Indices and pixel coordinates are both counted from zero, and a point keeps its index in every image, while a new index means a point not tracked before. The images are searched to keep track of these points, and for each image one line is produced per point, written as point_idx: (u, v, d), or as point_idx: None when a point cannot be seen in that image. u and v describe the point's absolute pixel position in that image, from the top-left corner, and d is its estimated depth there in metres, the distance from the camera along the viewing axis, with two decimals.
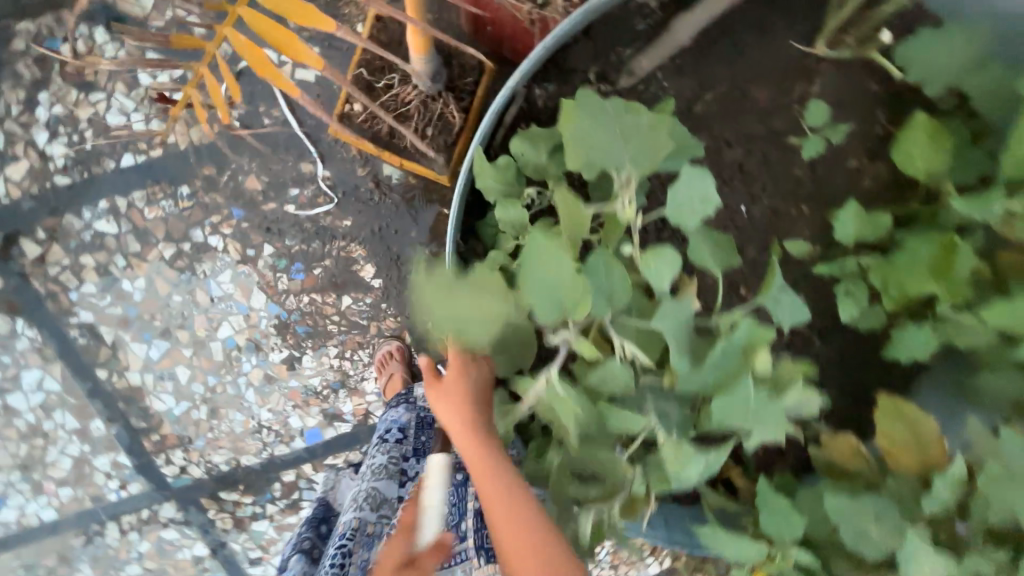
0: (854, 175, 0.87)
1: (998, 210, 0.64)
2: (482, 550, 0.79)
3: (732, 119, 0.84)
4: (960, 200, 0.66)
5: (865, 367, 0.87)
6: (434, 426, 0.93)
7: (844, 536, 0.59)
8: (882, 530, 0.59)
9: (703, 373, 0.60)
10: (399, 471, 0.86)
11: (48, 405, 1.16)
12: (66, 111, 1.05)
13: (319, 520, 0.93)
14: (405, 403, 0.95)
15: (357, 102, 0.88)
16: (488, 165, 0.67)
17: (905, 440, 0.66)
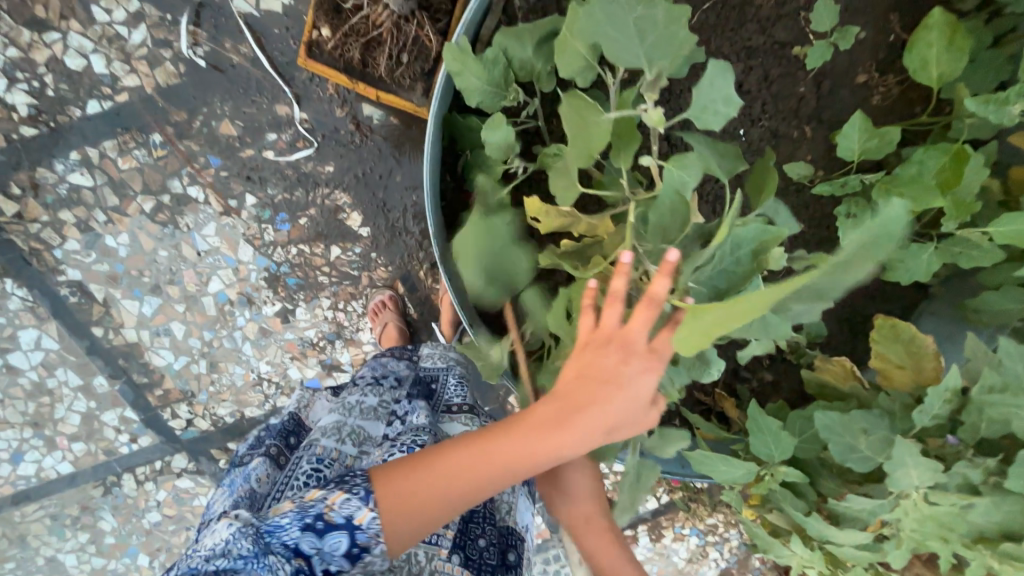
0: (863, 90, 0.81)
1: (1016, 111, 0.60)
2: (457, 546, 0.73)
3: (732, 30, 0.77)
4: (974, 101, 0.61)
5: (867, 294, 0.85)
6: (429, 383, 0.89)
7: (833, 451, 0.60)
8: (870, 444, 0.59)
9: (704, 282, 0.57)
10: (388, 412, 0.83)
11: (49, 363, 1.17)
12: (21, 55, 0.99)
13: (288, 431, 0.86)
14: (408, 358, 0.93)
15: (325, 28, 0.81)
16: (472, 58, 0.58)
17: (901, 357, 0.67)
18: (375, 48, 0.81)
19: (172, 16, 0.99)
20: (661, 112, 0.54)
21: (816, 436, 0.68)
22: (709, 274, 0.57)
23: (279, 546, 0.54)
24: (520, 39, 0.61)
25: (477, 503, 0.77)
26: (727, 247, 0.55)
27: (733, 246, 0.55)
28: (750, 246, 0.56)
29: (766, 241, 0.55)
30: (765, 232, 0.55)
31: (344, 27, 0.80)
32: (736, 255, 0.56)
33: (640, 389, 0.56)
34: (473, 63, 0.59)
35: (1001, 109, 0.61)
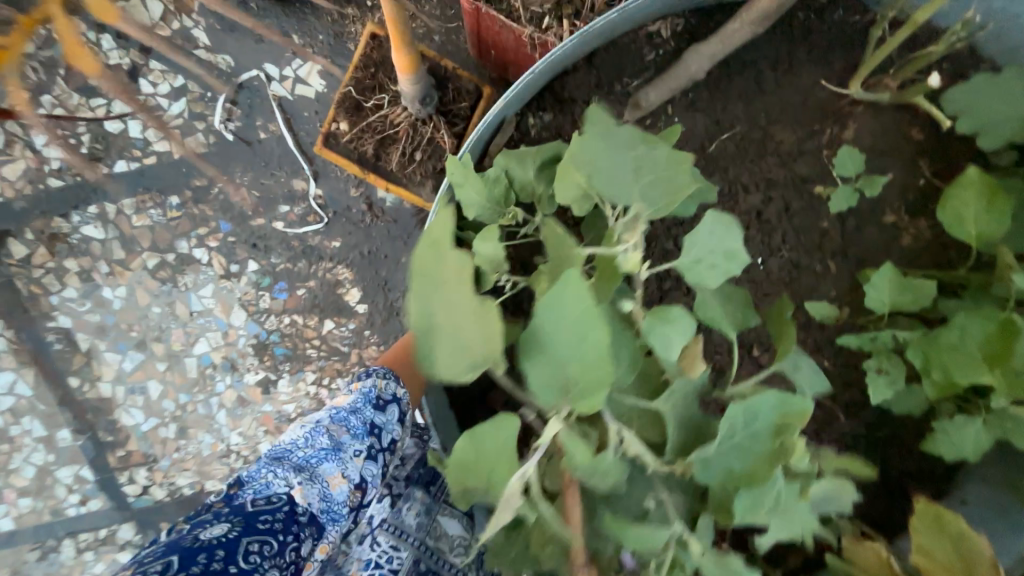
0: (891, 231, 0.76)
1: None
2: None
3: (751, 161, 0.75)
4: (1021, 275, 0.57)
5: (903, 454, 0.74)
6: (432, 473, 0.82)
7: None
8: None
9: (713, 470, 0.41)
10: (385, 496, 0.76)
11: (17, 410, 1.13)
12: (66, 115, 1.04)
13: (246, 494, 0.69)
14: (415, 439, 0.84)
15: (344, 121, 0.82)
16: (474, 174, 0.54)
17: (949, 560, 0.55)
18: (389, 144, 0.82)
19: (212, 93, 1.05)
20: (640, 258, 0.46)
21: None
22: (717, 456, 0.41)
23: (352, 441, 0.68)
24: (522, 161, 0.56)
25: None
26: (731, 427, 0.40)
27: (745, 414, 0.41)
28: (770, 420, 0.41)
29: (788, 415, 0.41)
30: (785, 398, 0.41)
31: (362, 123, 0.81)
32: (751, 428, 0.41)
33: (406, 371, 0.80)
34: (475, 180, 0.55)
35: None
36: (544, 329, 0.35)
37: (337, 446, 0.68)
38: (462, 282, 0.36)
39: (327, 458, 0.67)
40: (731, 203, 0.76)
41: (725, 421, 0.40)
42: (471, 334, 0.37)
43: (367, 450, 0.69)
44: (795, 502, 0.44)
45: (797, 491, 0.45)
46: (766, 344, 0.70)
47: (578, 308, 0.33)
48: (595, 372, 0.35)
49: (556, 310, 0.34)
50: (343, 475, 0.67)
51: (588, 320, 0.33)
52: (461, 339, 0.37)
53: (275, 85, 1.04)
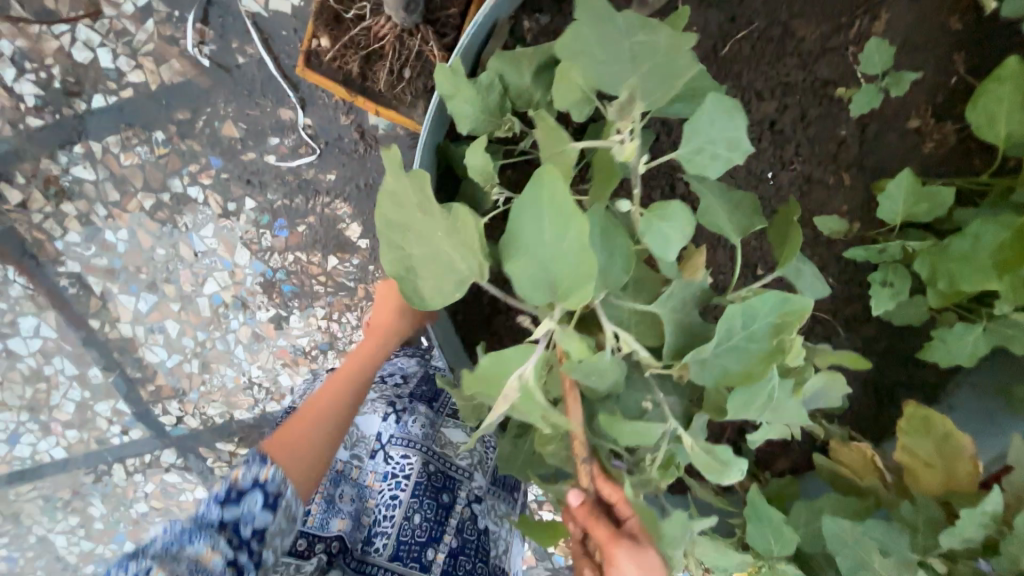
0: (913, 138, 0.72)
1: None
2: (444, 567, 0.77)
3: (768, 63, 0.69)
4: None
5: (898, 364, 0.76)
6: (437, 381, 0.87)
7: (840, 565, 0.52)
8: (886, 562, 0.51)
9: (713, 364, 0.43)
10: (386, 407, 0.83)
11: (47, 351, 1.18)
12: (30, 45, 0.97)
13: None
14: (419, 358, 0.93)
15: (324, 38, 0.76)
16: (467, 83, 0.50)
17: (931, 455, 0.59)
18: (375, 61, 0.76)
19: (181, 13, 0.96)
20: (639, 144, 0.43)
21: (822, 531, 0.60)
22: (716, 354, 0.43)
23: (210, 512, 0.61)
24: (517, 66, 0.51)
25: (469, 536, 0.80)
26: (733, 320, 0.42)
27: (742, 315, 0.42)
28: (769, 320, 0.42)
29: (788, 315, 0.42)
30: (784, 300, 0.42)
31: (344, 38, 0.75)
32: (751, 329, 0.42)
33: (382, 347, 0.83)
34: (467, 90, 0.51)
35: None
36: (521, 229, 0.33)
37: (201, 528, 0.60)
38: (428, 208, 0.37)
39: (193, 537, 0.59)
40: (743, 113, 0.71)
41: (725, 323, 0.42)
42: (454, 250, 0.38)
43: (233, 528, 0.61)
44: (787, 401, 0.46)
45: (791, 390, 0.46)
46: (772, 259, 0.69)
47: (554, 201, 0.31)
48: (581, 267, 0.31)
49: (536, 205, 0.31)
50: (213, 547, 0.59)
51: (566, 211, 0.30)
52: (440, 259, 0.38)
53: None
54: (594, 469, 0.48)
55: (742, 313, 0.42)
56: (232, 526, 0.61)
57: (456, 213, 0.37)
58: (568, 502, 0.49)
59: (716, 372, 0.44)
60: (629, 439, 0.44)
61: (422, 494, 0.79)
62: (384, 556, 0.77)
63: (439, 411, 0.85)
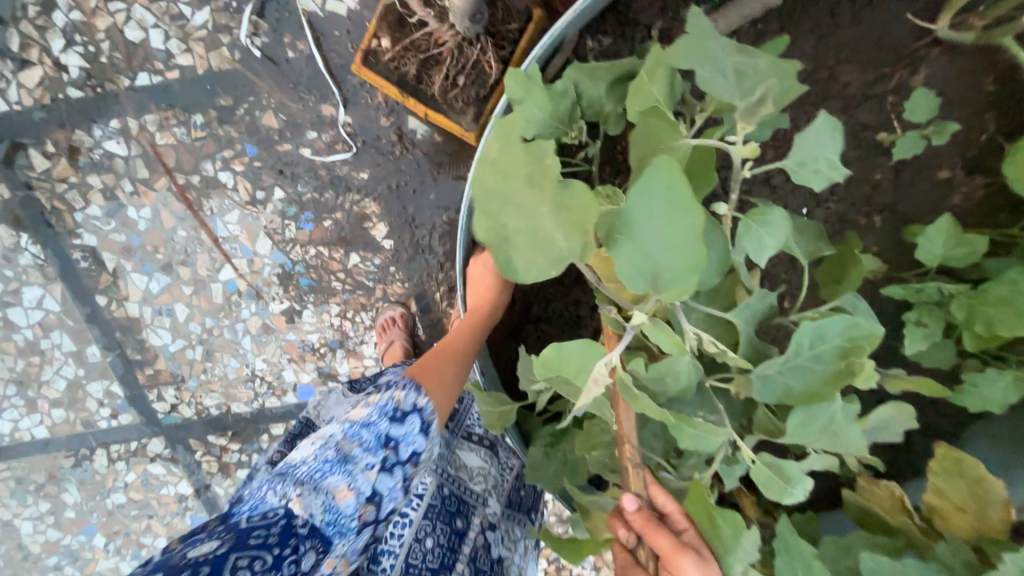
0: (944, 188, 0.75)
1: None
2: None
3: (811, 104, 0.72)
4: None
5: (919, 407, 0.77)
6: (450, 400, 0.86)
7: None
8: None
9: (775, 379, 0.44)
10: None
11: (46, 324, 1.15)
12: (83, 19, 0.99)
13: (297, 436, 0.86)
14: None
15: (385, 39, 0.78)
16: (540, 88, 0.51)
17: (962, 498, 0.59)
18: (432, 66, 0.78)
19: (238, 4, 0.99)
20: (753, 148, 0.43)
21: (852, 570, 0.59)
22: (779, 369, 0.44)
23: (364, 453, 0.61)
24: (593, 76, 0.53)
25: (481, 565, 0.78)
26: (802, 340, 0.42)
27: (810, 336, 0.42)
28: (836, 342, 0.42)
29: (856, 337, 0.42)
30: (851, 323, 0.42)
31: (405, 41, 0.77)
32: (817, 350, 0.42)
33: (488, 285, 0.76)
34: (539, 95, 0.52)
35: None
36: (627, 221, 0.34)
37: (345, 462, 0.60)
38: (538, 182, 0.35)
39: (335, 470, 0.59)
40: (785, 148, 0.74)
41: (792, 344, 0.42)
42: (555, 230, 0.37)
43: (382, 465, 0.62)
44: (845, 426, 0.46)
45: (849, 415, 0.46)
46: (804, 290, 0.70)
47: (669, 199, 0.32)
48: (685, 261, 0.33)
49: (646, 199, 0.32)
50: (362, 475, 0.60)
51: (680, 206, 0.31)
52: (541, 237, 0.37)
53: None
54: (646, 475, 0.52)
55: (810, 332, 0.42)
56: (394, 449, 0.63)
57: (567, 187, 0.35)
58: (624, 508, 0.50)
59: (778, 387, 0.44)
60: (693, 446, 0.44)
61: (434, 519, 0.77)
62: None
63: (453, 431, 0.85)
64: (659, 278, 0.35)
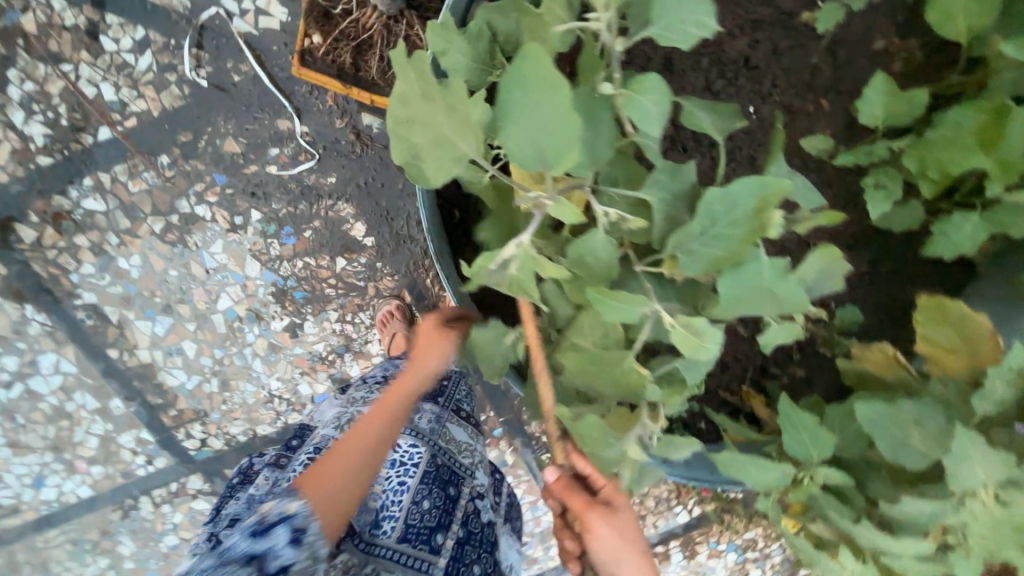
0: (881, 57, 0.76)
1: None
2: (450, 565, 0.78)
3: (732, 4, 0.73)
4: (1011, 43, 0.53)
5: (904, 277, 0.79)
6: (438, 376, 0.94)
7: (881, 448, 0.52)
8: (926, 439, 0.51)
9: (697, 255, 0.44)
10: None
11: (67, 387, 1.19)
12: (37, 88, 1.03)
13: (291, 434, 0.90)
14: None
15: (316, 35, 0.81)
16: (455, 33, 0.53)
17: (951, 340, 0.60)
18: (366, 51, 0.81)
19: (177, 41, 1.02)
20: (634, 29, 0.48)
21: (859, 433, 0.61)
22: (699, 244, 0.43)
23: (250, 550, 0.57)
24: (504, 12, 0.55)
25: (474, 528, 0.82)
26: (706, 208, 0.42)
27: (721, 202, 0.41)
28: (748, 206, 0.41)
29: (767, 195, 0.40)
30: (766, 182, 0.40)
31: (335, 33, 0.80)
32: (733, 215, 0.42)
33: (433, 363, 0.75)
34: (457, 40, 0.53)
35: None
36: (503, 110, 0.37)
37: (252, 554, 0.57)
38: (430, 96, 0.39)
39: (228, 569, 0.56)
40: (717, 52, 0.75)
41: (702, 209, 0.42)
42: (453, 130, 0.41)
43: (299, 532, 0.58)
44: (778, 281, 0.44)
45: (783, 269, 0.44)
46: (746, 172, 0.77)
47: (536, 80, 0.34)
48: (562, 141, 0.36)
49: (514, 87, 0.35)
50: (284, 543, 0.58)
51: (548, 85, 0.34)
52: (445, 140, 0.41)
53: (238, 22, 1.01)
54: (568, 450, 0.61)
55: (713, 201, 0.41)
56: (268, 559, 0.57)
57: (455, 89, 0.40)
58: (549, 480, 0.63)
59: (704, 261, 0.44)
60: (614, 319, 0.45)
61: (432, 483, 0.80)
62: (393, 537, 0.76)
63: (443, 406, 0.87)
64: (547, 157, 0.38)
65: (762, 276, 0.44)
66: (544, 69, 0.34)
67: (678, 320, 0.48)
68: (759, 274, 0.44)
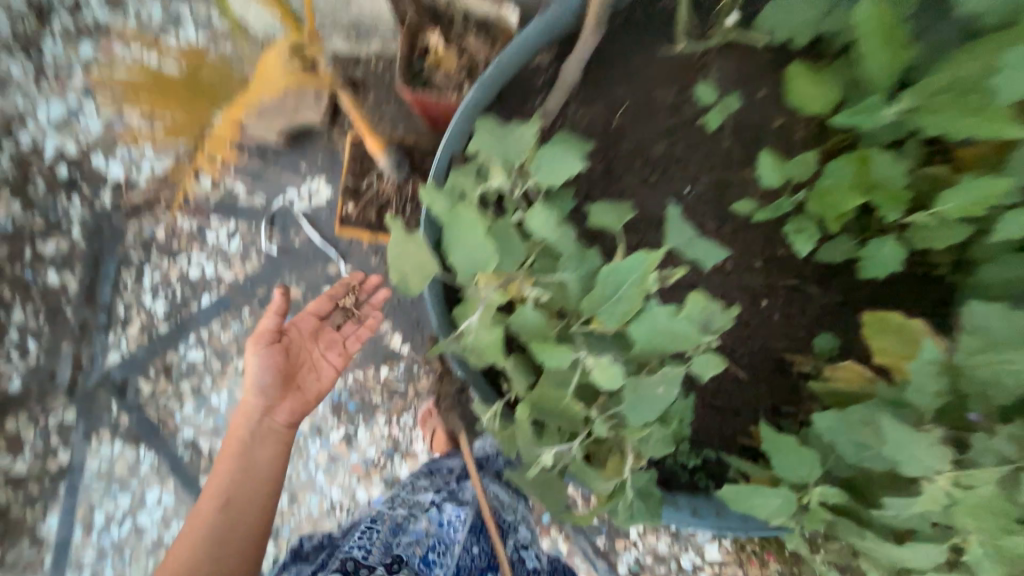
0: (783, 131, 0.93)
1: (881, 115, 0.67)
2: None
3: (648, 121, 0.96)
4: (845, 116, 0.69)
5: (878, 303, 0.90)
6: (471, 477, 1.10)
7: (844, 453, 0.58)
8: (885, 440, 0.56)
9: (611, 312, 0.60)
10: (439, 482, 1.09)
11: (166, 518, 1.38)
12: (160, 276, 1.40)
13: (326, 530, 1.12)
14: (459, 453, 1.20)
15: (350, 204, 1.12)
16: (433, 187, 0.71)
17: (900, 347, 0.67)
18: (386, 208, 1.11)
19: (255, 224, 1.38)
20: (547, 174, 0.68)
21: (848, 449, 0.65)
22: (610, 305, 0.60)
23: None
24: None
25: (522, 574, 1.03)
26: (607, 279, 0.60)
27: (613, 274, 0.59)
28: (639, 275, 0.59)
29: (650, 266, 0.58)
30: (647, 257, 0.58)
31: (363, 200, 1.11)
32: (632, 282, 0.59)
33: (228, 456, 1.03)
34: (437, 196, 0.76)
35: (876, 112, 0.68)
36: (453, 241, 0.62)
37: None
38: (408, 239, 0.62)
39: None
40: (645, 156, 0.96)
41: (601, 281, 0.60)
42: (424, 258, 0.63)
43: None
44: (673, 322, 0.58)
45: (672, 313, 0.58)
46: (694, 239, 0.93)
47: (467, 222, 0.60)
48: (484, 254, 0.61)
49: (457, 228, 0.61)
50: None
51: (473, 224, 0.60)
52: (422, 266, 0.63)
53: (297, 203, 1.37)
54: None
55: (611, 275, 0.59)
56: None
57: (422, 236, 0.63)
58: None
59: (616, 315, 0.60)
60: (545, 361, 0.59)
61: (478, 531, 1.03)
62: None
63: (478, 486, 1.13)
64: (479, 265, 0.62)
65: (660, 321, 0.58)
66: (468, 218, 0.60)
67: (593, 360, 0.60)
68: (655, 320, 0.59)
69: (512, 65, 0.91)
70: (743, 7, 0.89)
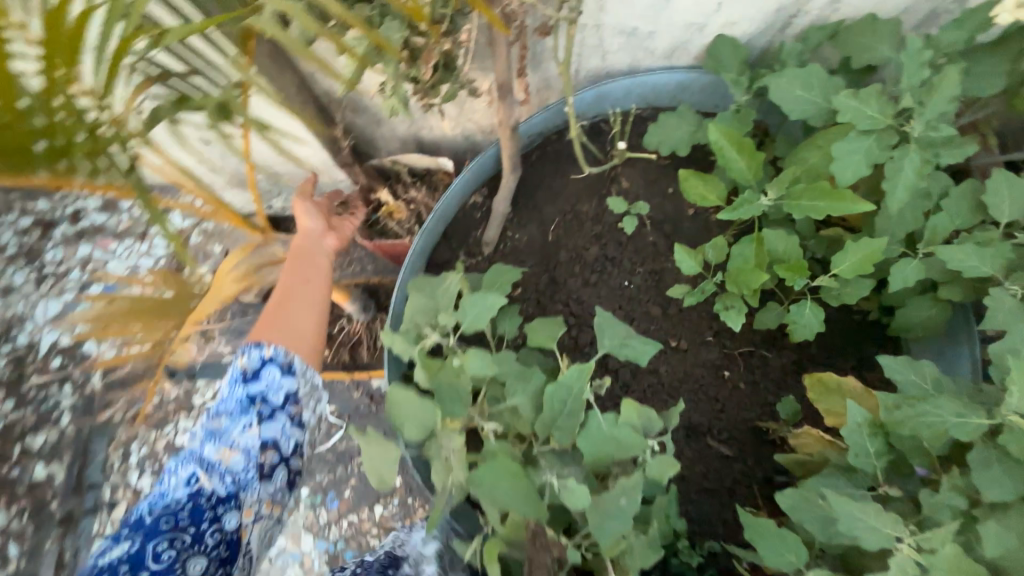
0: (697, 218, 1.05)
1: (755, 207, 0.78)
2: None
3: (578, 231, 1.08)
4: (726, 211, 0.80)
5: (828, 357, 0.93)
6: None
7: (814, 534, 0.58)
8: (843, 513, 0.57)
9: (561, 422, 0.64)
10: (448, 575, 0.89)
11: None
12: (148, 449, 1.40)
13: None
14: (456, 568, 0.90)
15: (324, 349, 1.18)
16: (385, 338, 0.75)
17: (844, 407, 0.71)
18: (358, 347, 1.18)
19: None
20: (481, 318, 0.75)
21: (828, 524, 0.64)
22: (557, 419, 0.64)
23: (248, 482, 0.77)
24: None
25: None
26: (551, 395, 0.64)
27: (558, 390, 0.64)
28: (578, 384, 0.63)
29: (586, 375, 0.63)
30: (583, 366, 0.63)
31: (336, 343, 1.17)
32: (571, 396, 0.63)
33: (296, 319, 0.88)
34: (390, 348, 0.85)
35: (753, 203, 0.79)
36: (398, 412, 0.66)
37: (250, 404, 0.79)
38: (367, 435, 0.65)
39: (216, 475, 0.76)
40: (582, 260, 1.07)
41: (548, 399, 0.64)
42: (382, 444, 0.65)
43: (207, 469, 0.76)
44: (616, 428, 0.63)
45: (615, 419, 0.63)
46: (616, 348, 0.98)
47: (401, 396, 0.66)
48: (427, 411, 0.66)
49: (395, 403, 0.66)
50: (229, 446, 0.77)
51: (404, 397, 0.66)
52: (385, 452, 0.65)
53: None
54: None
55: (553, 390, 0.63)
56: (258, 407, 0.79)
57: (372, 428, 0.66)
58: None
59: (567, 426, 0.64)
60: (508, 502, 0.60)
61: None
62: None
63: None
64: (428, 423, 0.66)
65: (605, 430, 0.63)
66: (399, 392, 0.66)
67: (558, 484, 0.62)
68: (601, 428, 0.63)
69: (450, 208, 1.05)
70: (632, 131, 1.07)
